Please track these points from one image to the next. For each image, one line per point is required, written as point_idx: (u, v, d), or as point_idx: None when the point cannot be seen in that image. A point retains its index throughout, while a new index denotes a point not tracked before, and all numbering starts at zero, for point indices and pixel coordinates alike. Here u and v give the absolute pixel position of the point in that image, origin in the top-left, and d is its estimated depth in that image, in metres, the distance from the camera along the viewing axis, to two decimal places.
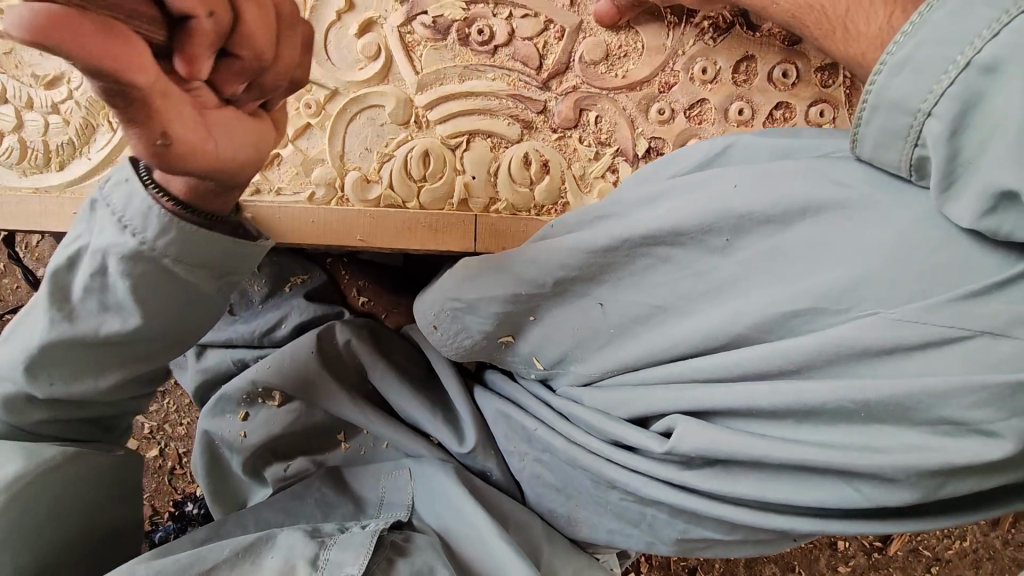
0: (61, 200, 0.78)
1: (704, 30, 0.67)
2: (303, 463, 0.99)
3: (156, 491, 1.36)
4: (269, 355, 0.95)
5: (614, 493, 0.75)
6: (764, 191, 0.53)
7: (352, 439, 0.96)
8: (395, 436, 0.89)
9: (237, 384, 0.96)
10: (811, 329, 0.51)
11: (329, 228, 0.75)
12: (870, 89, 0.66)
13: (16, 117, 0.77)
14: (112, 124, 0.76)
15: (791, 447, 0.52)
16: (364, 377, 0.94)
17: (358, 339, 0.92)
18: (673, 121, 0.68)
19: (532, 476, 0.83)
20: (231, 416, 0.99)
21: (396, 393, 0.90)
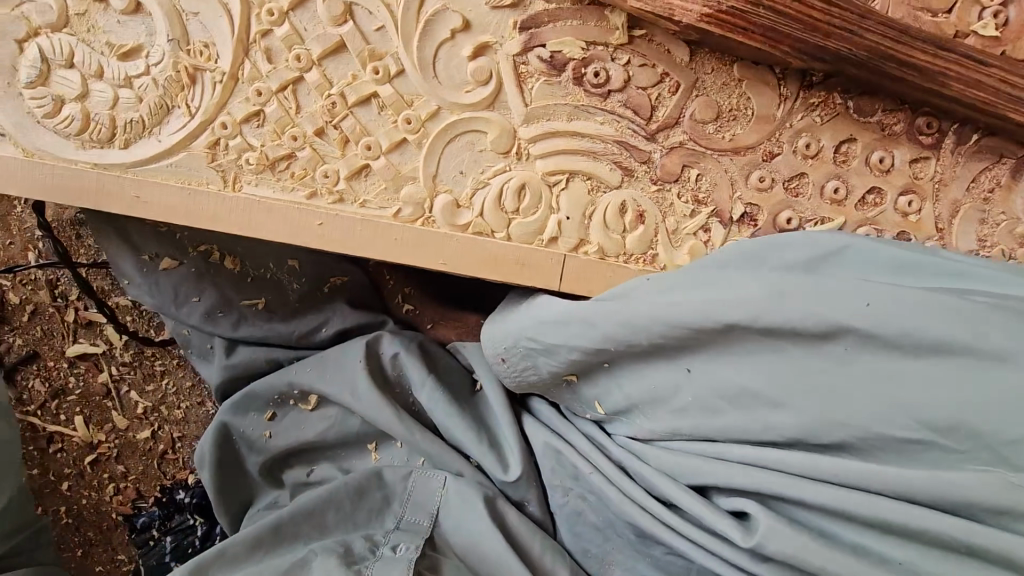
0: (122, 180, 0.73)
1: (813, 106, 0.68)
2: (327, 471, 0.97)
3: (144, 473, 1.32)
4: (317, 359, 0.97)
5: (659, 546, 0.73)
6: (898, 305, 0.51)
7: (383, 448, 0.94)
8: (432, 449, 0.88)
9: (270, 383, 0.98)
10: (924, 461, 0.51)
11: (413, 249, 0.73)
12: (956, 188, 0.69)
13: (83, 85, 0.71)
14: (189, 108, 0.71)
15: (885, 570, 0.52)
16: (405, 389, 0.94)
17: (406, 350, 0.94)
18: (771, 190, 0.70)
19: (573, 514, 0.81)
20: (259, 415, 1.01)
21: (440, 409, 0.88)
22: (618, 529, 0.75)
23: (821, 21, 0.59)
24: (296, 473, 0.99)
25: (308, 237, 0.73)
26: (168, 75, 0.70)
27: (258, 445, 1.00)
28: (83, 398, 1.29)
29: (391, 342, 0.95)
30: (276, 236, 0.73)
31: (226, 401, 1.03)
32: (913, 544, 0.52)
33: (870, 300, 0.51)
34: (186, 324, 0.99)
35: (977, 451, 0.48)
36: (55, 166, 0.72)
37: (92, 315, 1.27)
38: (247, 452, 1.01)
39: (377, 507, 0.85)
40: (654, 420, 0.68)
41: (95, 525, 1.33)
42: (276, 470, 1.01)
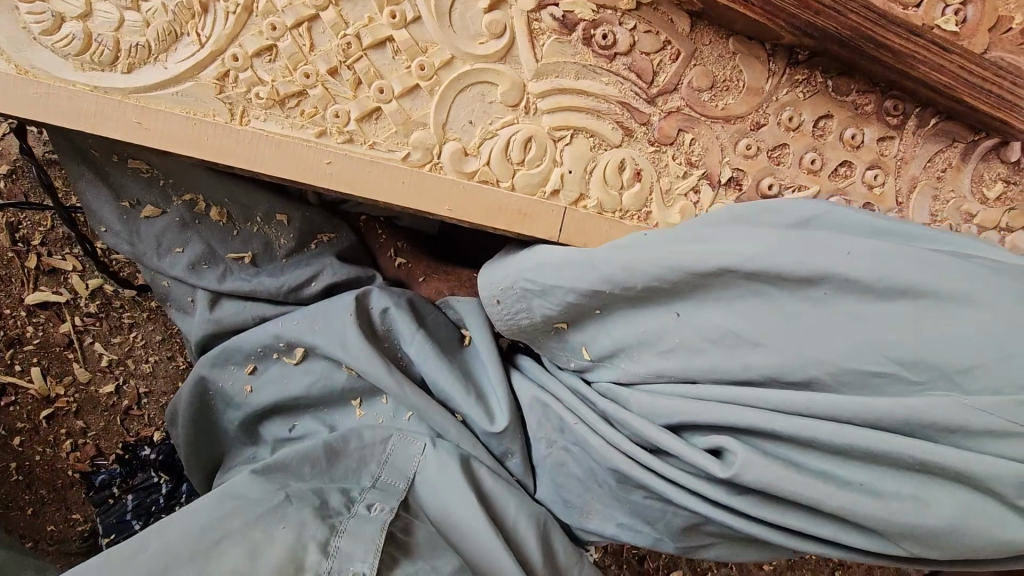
0: (123, 106, 0.71)
1: (797, 83, 0.75)
2: (308, 428, 0.97)
3: (105, 429, 1.29)
4: (307, 314, 0.95)
5: (638, 493, 0.76)
6: (871, 257, 0.57)
7: (369, 405, 0.94)
8: (419, 405, 0.88)
9: (253, 337, 0.96)
10: (884, 385, 0.58)
11: (419, 195, 0.75)
12: (914, 166, 0.77)
13: (86, 5, 0.69)
14: (200, 37, 0.71)
15: (848, 492, 0.59)
16: (394, 344, 0.95)
17: (396, 307, 0.95)
18: (757, 157, 0.76)
19: (556, 464, 0.84)
20: (238, 369, 0.99)
21: (430, 364, 0.90)
22: (600, 480, 0.79)
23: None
24: (276, 429, 0.99)
25: (317, 178, 0.74)
26: (179, 2, 0.70)
27: (239, 400, 0.99)
28: (41, 348, 1.24)
29: (381, 299, 0.95)
30: (284, 174, 0.74)
31: (205, 355, 1.01)
32: (873, 469, 0.59)
33: (850, 249, 0.58)
34: (168, 276, 0.98)
35: (935, 380, 0.55)
36: (51, 87, 0.70)
37: (56, 263, 1.21)
38: (226, 406, 1.01)
39: (355, 465, 0.85)
40: (639, 364, 0.73)
41: (49, 483, 1.28)
42: (255, 426, 1.01)
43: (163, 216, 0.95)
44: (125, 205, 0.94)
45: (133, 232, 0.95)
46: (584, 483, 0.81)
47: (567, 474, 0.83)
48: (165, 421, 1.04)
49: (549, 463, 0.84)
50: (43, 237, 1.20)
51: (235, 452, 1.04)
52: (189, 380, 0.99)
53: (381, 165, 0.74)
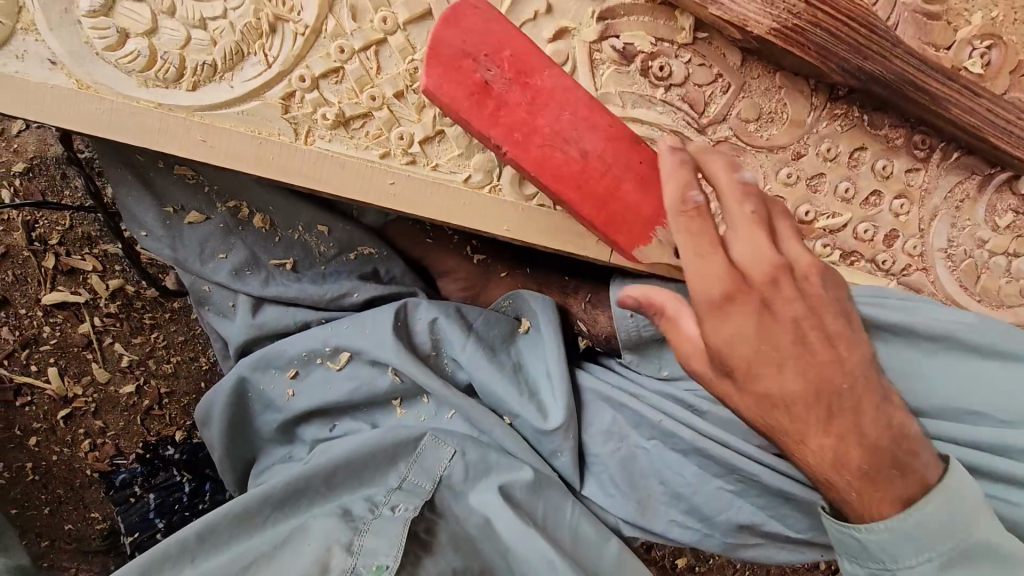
0: (188, 122, 0.71)
1: (836, 117, 0.79)
2: (350, 426, 1.00)
3: (124, 429, 1.27)
4: (353, 318, 1.00)
5: (715, 482, 0.93)
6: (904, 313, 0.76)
7: (409, 405, 0.99)
8: (465, 406, 0.95)
9: (300, 342, 0.99)
10: None
11: (479, 215, 0.77)
12: (937, 195, 0.83)
13: (152, 21, 0.69)
14: (267, 57, 0.71)
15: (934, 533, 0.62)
16: (438, 351, 1.00)
17: (444, 317, 0.99)
18: (796, 185, 0.81)
19: (624, 457, 0.97)
20: (279, 373, 1.01)
21: (481, 370, 0.96)
22: (671, 470, 0.95)
23: (864, 45, 0.69)
24: (314, 429, 1.02)
25: (381, 198, 0.75)
26: (247, 22, 0.70)
27: (280, 403, 1.01)
28: (59, 348, 1.22)
29: (427, 310, 1.00)
30: (345, 191, 0.75)
31: (247, 355, 1.03)
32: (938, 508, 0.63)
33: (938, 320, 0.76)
34: (209, 280, 1.00)
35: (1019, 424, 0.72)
36: (114, 102, 0.70)
37: (75, 263, 1.19)
38: (263, 407, 1.04)
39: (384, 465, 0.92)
40: None
41: (66, 482, 1.27)
42: (291, 427, 1.03)
43: (207, 220, 0.97)
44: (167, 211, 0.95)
45: (176, 238, 0.97)
46: (647, 474, 0.97)
47: (636, 468, 0.97)
48: (197, 422, 1.05)
49: (614, 458, 0.97)
50: (62, 236, 1.18)
51: (271, 449, 1.06)
52: (228, 380, 1.01)
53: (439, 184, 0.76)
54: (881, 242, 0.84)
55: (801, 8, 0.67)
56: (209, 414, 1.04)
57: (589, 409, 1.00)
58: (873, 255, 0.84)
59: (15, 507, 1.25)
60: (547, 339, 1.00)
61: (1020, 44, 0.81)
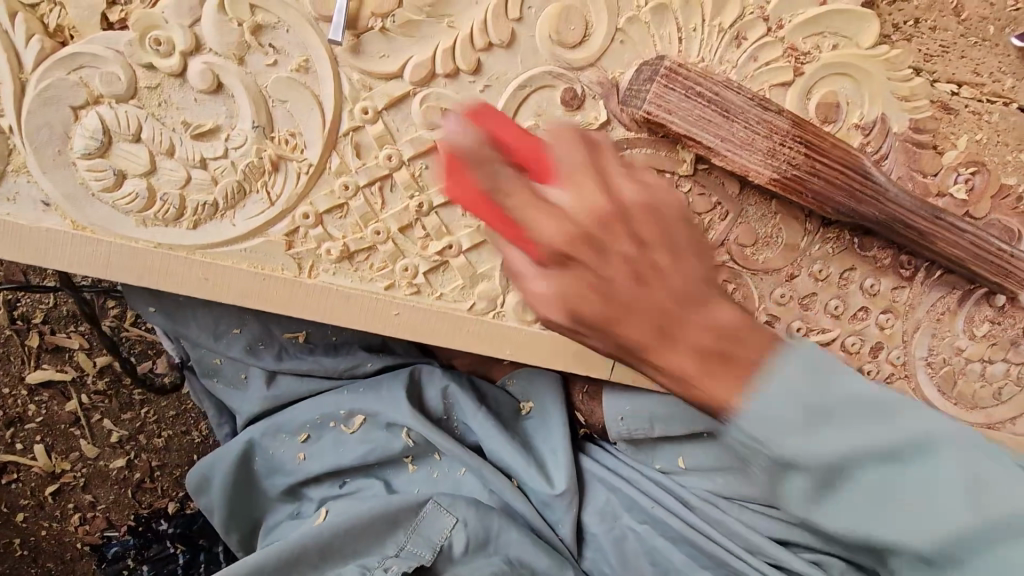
0: (189, 263, 0.71)
1: (828, 240, 0.82)
2: (363, 485, 1.00)
3: (115, 501, 1.26)
4: (367, 386, 1.01)
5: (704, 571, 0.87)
6: None
7: (420, 462, 1.00)
8: (477, 466, 0.95)
9: (315, 405, 1.02)
10: None
11: (488, 334, 0.78)
12: (919, 309, 0.87)
13: (150, 162, 0.67)
14: (270, 195, 0.70)
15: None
16: (450, 416, 1.01)
17: (456, 383, 1.01)
18: (789, 304, 0.84)
19: (615, 539, 0.92)
20: (291, 437, 1.02)
21: (491, 436, 0.96)
22: (662, 556, 0.89)
23: (858, 189, 0.72)
24: (324, 489, 1.01)
25: (385, 327, 0.76)
26: (249, 162, 0.69)
27: (290, 466, 1.01)
28: (45, 426, 1.20)
29: (439, 378, 1.01)
30: (352, 321, 0.75)
31: (259, 420, 1.04)
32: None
33: None
34: (222, 355, 1.01)
35: None
36: (112, 243, 0.69)
37: (60, 341, 1.16)
38: (269, 473, 1.03)
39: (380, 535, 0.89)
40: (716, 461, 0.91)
41: (56, 556, 1.25)
42: (299, 489, 1.03)
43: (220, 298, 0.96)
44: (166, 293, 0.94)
45: (188, 316, 0.97)
46: (637, 560, 0.90)
47: (627, 551, 0.90)
48: (192, 491, 1.03)
49: (605, 536, 0.92)
50: (45, 315, 1.15)
51: (278, 512, 1.05)
52: (238, 445, 1.01)
53: (449, 312, 0.77)
54: (867, 353, 0.88)
55: (800, 160, 0.69)
56: (213, 475, 1.03)
57: (589, 492, 0.96)
58: (860, 365, 0.88)
59: None
60: (554, 416, 0.99)
61: (1002, 167, 0.83)
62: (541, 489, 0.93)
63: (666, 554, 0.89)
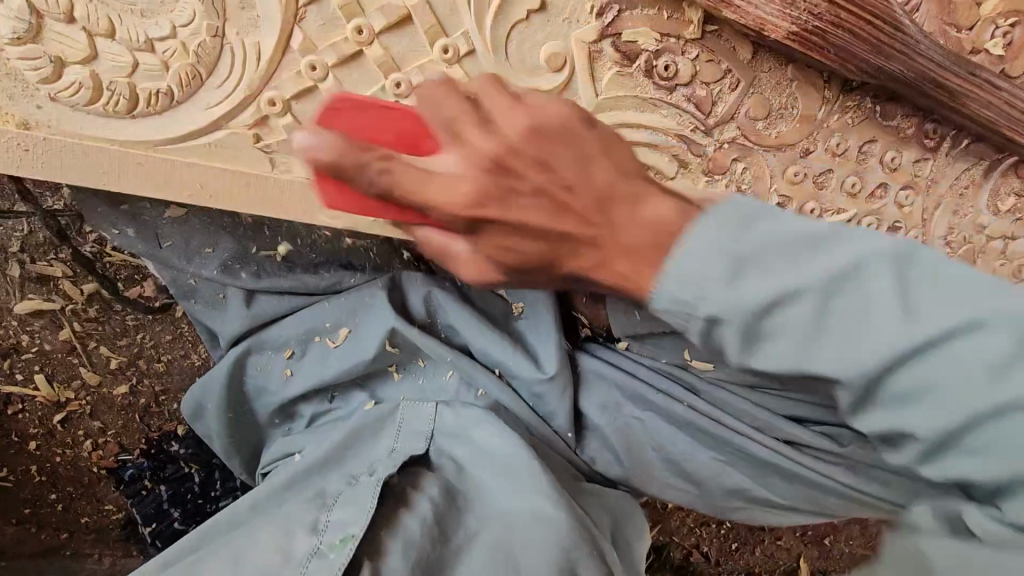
0: (150, 160, 0.65)
1: (847, 109, 0.75)
2: (352, 398, 0.99)
3: (124, 427, 1.27)
4: (350, 298, 0.98)
5: (705, 454, 0.87)
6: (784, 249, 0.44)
7: (405, 368, 0.98)
8: (465, 366, 0.94)
9: (298, 320, 0.99)
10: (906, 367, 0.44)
11: None
12: (941, 185, 0.81)
13: (89, 46, 0.60)
14: (229, 78, 0.63)
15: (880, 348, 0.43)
16: (435, 320, 0.98)
17: (438, 288, 0.96)
18: (802, 183, 0.78)
19: (617, 428, 0.91)
20: (278, 353, 1.00)
21: (476, 334, 0.94)
22: (667, 443, 0.88)
23: (887, 45, 0.65)
24: (316, 405, 1.01)
25: (364, 226, 0.71)
26: (200, 41, 0.61)
27: (279, 383, 1.00)
28: (42, 356, 1.19)
29: (420, 284, 0.97)
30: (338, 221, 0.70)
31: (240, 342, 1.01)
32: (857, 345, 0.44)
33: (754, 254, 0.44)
34: (197, 275, 0.98)
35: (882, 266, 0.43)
36: (60, 139, 0.62)
37: (42, 270, 1.12)
38: (259, 394, 1.02)
39: (368, 445, 0.88)
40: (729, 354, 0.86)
41: (75, 480, 1.28)
42: (291, 407, 1.02)
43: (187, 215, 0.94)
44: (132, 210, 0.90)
45: (162, 235, 0.92)
46: (641, 449, 0.90)
47: (631, 439, 0.90)
48: (186, 417, 1.04)
49: (609, 427, 0.91)
50: (22, 242, 1.09)
51: (275, 435, 1.05)
52: (224, 366, 0.99)
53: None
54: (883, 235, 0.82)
55: (823, 8, 0.62)
56: (204, 397, 1.02)
57: (586, 385, 0.94)
58: None
59: (29, 506, 1.28)
60: (543, 315, 0.95)
61: None
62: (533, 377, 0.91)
63: (669, 437, 0.88)
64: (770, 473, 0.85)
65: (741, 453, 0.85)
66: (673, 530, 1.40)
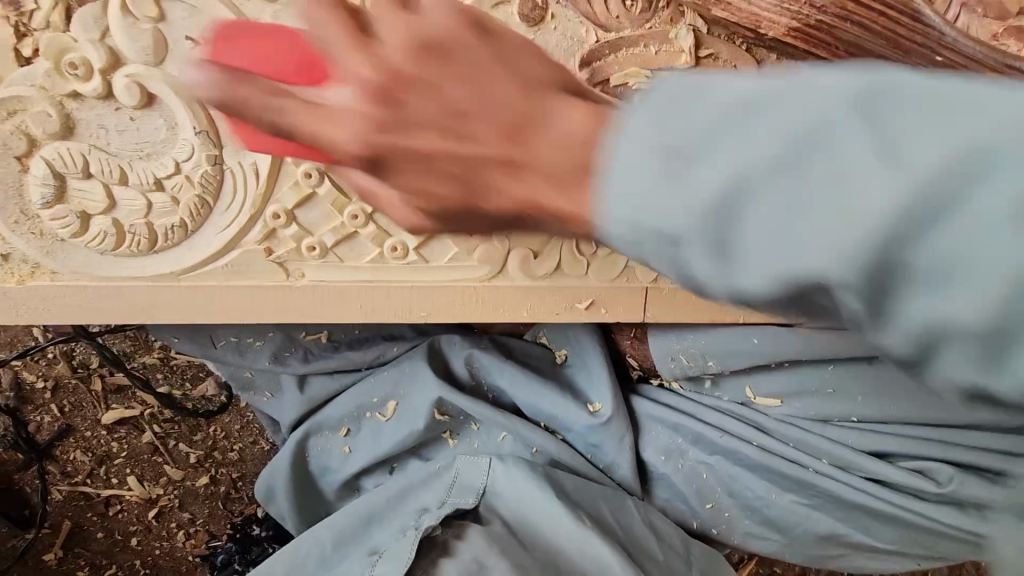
0: (177, 287, 0.68)
1: None
2: (410, 465, 1.00)
3: (211, 515, 1.33)
4: (393, 370, 0.98)
5: (786, 496, 0.81)
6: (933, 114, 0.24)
7: (460, 434, 0.97)
8: (516, 426, 0.91)
9: (347, 401, 1.00)
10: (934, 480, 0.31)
11: (491, 304, 0.72)
12: None
13: (107, 196, 0.64)
14: (238, 201, 0.65)
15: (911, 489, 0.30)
16: (479, 381, 0.97)
17: (480, 349, 0.96)
18: None
19: (684, 476, 0.87)
20: (332, 437, 1.01)
21: (523, 389, 0.91)
22: (741, 489, 0.83)
23: (902, 36, 0.58)
24: (377, 476, 1.02)
25: (398, 314, 0.72)
26: (203, 171, 0.64)
27: (338, 463, 1.01)
28: (131, 459, 1.27)
29: (460, 347, 0.97)
30: (367, 316, 0.71)
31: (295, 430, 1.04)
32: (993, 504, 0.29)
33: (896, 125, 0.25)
34: (250, 367, 1.00)
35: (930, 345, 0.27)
36: (96, 283, 0.67)
37: (120, 380, 1.22)
38: (323, 473, 1.03)
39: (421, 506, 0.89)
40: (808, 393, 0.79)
41: (175, 570, 1.34)
42: (355, 482, 1.03)
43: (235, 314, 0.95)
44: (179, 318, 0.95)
45: (206, 339, 0.96)
46: (716, 493, 0.85)
47: (699, 483, 0.86)
48: (261, 501, 1.03)
49: (676, 476, 0.87)
50: (100, 358, 1.21)
51: None
52: (286, 454, 1.00)
53: (443, 284, 0.71)
54: None
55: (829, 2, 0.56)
56: (272, 488, 1.03)
57: (645, 431, 0.90)
58: None
59: None
60: (590, 359, 0.92)
61: None
62: (592, 424, 0.88)
63: (741, 484, 0.83)
64: (862, 515, 0.77)
65: (827, 497, 0.78)
66: (778, 564, 1.28)
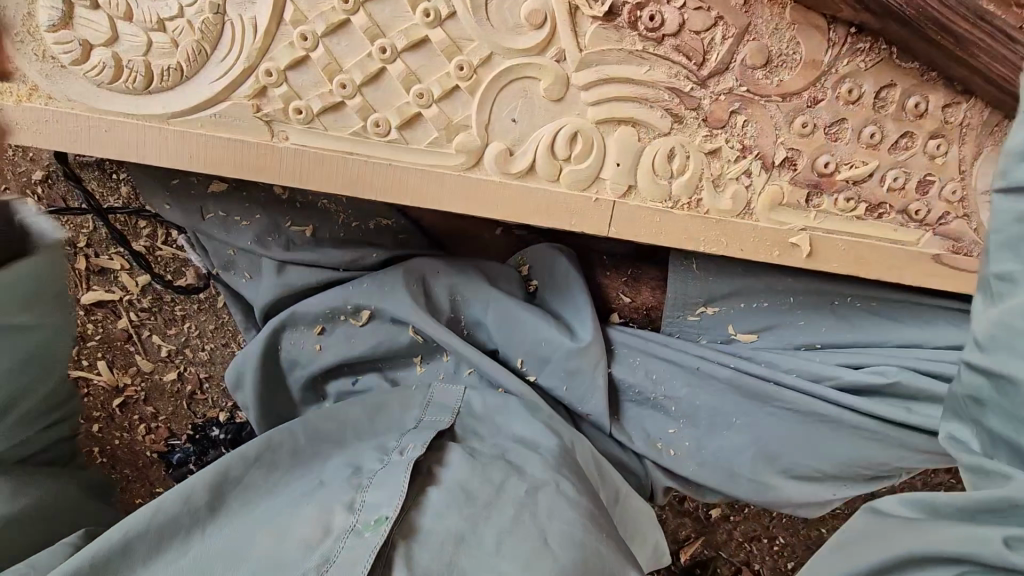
0: (163, 131, 0.71)
1: (858, 52, 0.70)
2: (373, 379, 1.01)
3: (174, 413, 1.36)
4: (373, 282, 0.97)
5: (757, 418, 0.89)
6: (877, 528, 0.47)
7: (428, 362, 0.98)
8: (482, 361, 0.92)
9: (320, 300, 1.00)
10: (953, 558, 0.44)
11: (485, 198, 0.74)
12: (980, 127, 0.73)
13: (111, 29, 0.67)
14: (233, 53, 0.68)
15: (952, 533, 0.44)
16: (456, 313, 0.97)
17: (460, 279, 0.96)
18: (813, 135, 0.73)
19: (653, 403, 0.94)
20: (298, 333, 1.02)
21: (502, 312, 0.93)
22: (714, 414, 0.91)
23: None
24: (341, 383, 1.02)
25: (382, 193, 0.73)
26: (205, 19, 0.67)
27: (307, 359, 1.01)
28: (104, 344, 1.30)
29: (443, 277, 0.96)
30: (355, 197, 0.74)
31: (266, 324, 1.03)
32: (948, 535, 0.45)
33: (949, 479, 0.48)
34: (237, 245, 1.03)
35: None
36: (87, 114, 0.70)
37: (104, 263, 1.25)
38: (291, 368, 1.03)
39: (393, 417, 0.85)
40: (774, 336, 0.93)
41: (131, 463, 1.35)
42: (319, 381, 1.04)
43: (228, 189, 0.99)
44: (174, 185, 0.98)
45: (198, 208, 1.00)
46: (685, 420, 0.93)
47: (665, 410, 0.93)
48: (229, 387, 1.04)
49: (643, 403, 0.94)
50: (88, 239, 1.23)
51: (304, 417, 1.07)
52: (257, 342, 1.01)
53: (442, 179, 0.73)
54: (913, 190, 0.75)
55: None
56: (239, 379, 1.03)
57: (620, 359, 0.95)
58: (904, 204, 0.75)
59: None
60: (573, 291, 0.96)
61: None
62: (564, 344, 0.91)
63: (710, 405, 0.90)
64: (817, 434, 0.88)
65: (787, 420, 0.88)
66: (721, 544, 1.30)
